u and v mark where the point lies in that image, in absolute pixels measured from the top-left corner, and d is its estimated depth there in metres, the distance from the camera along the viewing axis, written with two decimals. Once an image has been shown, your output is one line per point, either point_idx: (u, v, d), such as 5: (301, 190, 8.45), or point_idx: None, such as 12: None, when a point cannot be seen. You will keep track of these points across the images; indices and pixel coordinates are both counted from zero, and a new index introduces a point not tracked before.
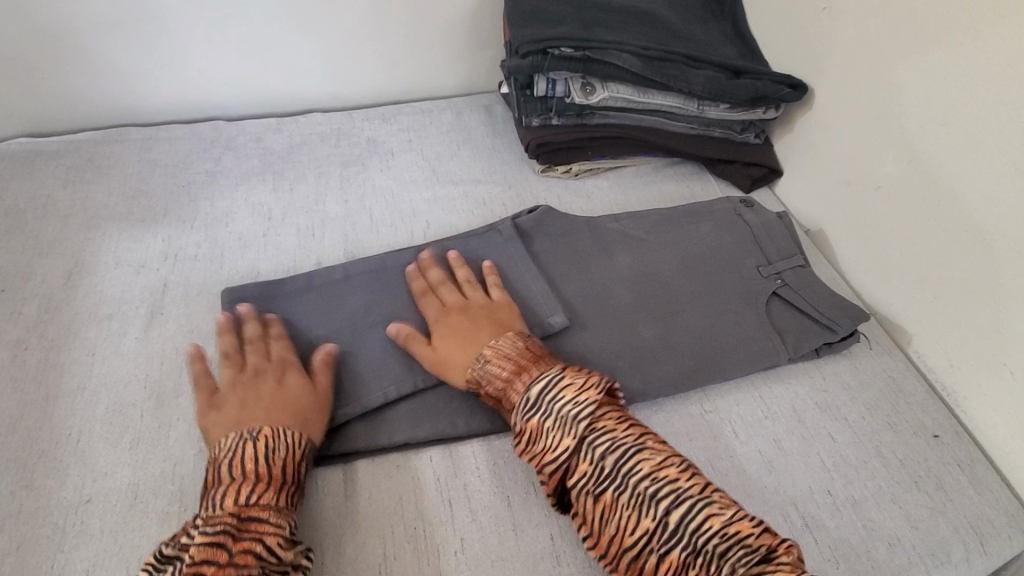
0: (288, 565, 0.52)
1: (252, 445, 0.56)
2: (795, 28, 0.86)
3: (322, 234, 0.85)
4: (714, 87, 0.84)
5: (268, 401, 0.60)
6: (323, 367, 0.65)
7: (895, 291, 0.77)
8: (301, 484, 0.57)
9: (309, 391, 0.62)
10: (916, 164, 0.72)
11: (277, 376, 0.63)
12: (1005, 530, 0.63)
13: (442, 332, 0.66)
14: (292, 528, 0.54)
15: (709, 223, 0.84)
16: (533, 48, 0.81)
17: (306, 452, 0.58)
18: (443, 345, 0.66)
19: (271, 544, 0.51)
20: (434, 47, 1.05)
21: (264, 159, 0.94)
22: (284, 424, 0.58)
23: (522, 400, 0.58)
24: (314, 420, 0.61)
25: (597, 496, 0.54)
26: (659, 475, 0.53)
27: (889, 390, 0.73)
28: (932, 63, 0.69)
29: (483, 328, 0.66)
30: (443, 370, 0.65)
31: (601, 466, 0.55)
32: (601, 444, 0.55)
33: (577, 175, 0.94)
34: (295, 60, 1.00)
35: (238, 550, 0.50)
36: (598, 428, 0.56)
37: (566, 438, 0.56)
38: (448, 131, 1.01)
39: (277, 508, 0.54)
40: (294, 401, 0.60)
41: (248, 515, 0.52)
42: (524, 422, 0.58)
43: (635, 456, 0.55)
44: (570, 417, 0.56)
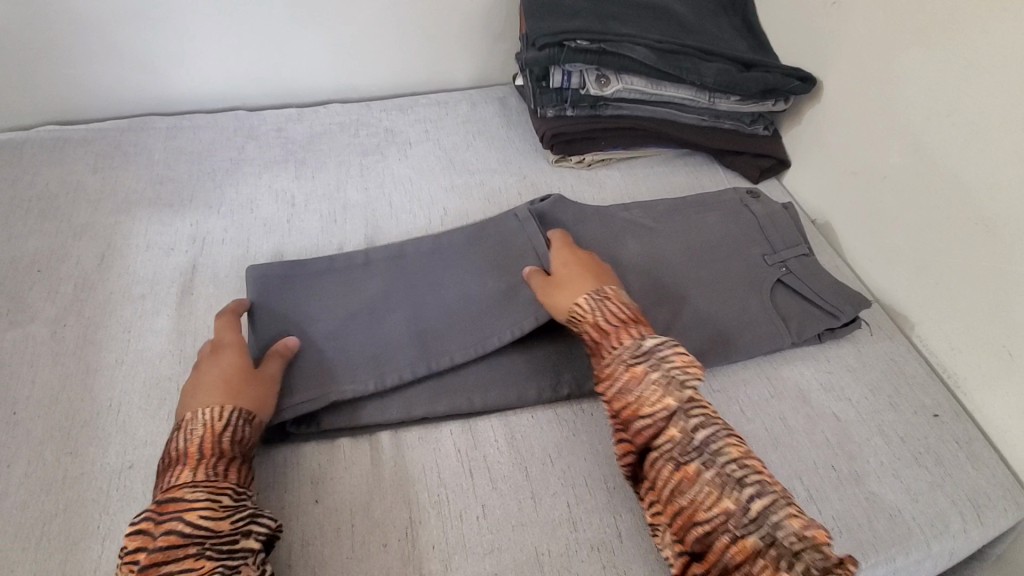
0: (225, 534, 0.52)
1: (178, 432, 0.57)
2: (803, 23, 0.89)
3: (344, 220, 0.88)
4: (725, 79, 0.87)
5: (201, 386, 0.60)
6: (276, 354, 0.66)
7: (898, 278, 0.80)
8: (229, 453, 0.56)
9: (244, 374, 0.61)
10: (921, 154, 0.75)
11: (215, 359, 0.62)
12: (1001, 503, 0.66)
13: (569, 267, 0.70)
14: (218, 499, 0.53)
15: (716, 213, 0.86)
16: (550, 40, 0.84)
17: (235, 421, 0.58)
18: (566, 273, 0.69)
19: (196, 519, 0.51)
20: (449, 40, 1.08)
21: (286, 148, 0.97)
22: (209, 407, 0.58)
23: (632, 347, 0.60)
24: (246, 397, 0.60)
25: (680, 465, 0.55)
26: (749, 463, 0.55)
27: (892, 371, 0.75)
28: (938, 56, 0.71)
29: (602, 275, 0.69)
30: (558, 290, 0.67)
31: (694, 439, 0.56)
32: (697, 417, 0.57)
33: (590, 165, 0.97)
34: (314, 52, 1.03)
35: (160, 534, 0.50)
36: (695, 401, 0.58)
37: (665, 400, 0.57)
38: (464, 122, 1.04)
39: (200, 481, 0.54)
40: (229, 384, 0.60)
41: (166, 496, 0.52)
42: (628, 368, 0.59)
43: (726, 439, 0.56)
44: (677, 379, 0.58)
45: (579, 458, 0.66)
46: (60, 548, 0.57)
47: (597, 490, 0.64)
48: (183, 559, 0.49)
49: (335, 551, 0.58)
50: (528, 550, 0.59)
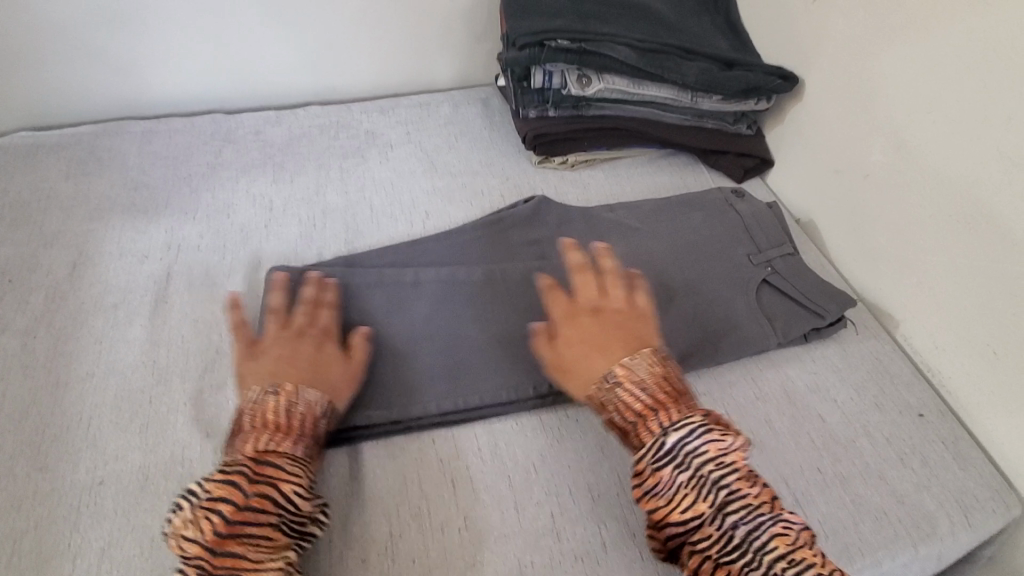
0: (305, 516, 0.54)
1: (277, 398, 0.57)
2: (784, 21, 0.88)
3: (324, 225, 0.86)
4: (707, 78, 0.86)
5: (303, 364, 0.61)
6: (362, 338, 0.66)
7: (882, 277, 0.80)
8: (319, 440, 0.59)
9: (339, 362, 0.63)
10: (903, 151, 0.75)
11: (320, 343, 0.64)
12: (988, 504, 0.66)
13: (571, 337, 0.62)
14: (309, 479, 0.56)
15: (701, 213, 0.86)
16: (530, 40, 0.83)
17: (327, 413, 0.59)
18: (572, 351, 0.61)
19: (288, 493, 0.53)
20: (430, 40, 1.06)
21: (264, 151, 0.95)
22: (311, 387, 0.59)
23: (654, 445, 0.55)
24: (341, 392, 0.62)
25: (721, 565, 0.52)
26: (796, 557, 0.51)
27: (878, 371, 0.75)
28: (918, 53, 0.71)
29: (617, 343, 0.60)
30: (569, 379, 0.61)
31: (732, 536, 0.52)
32: (738, 511, 0.53)
33: (574, 166, 0.96)
34: (291, 55, 1.01)
35: (254, 494, 0.52)
36: (732, 492, 0.53)
37: (697, 499, 0.53)
38: (446, 123, 1.03)
39: (294, 456, 0.55)
40: (326, 372, 0.62)
41: (265, 459, 0.54)
42: (652, 470, 0.55)
43: (770, 532, 0.52)
44: (708, 479, 0.53)
45: (564, 466, 0.65)
46: (28, 569, 0.56)
47: (581, 498, 0.63)
48: (265, 527, 0.51)
49: (313, 566, 0.57)
50: (512, 562, 0.58)
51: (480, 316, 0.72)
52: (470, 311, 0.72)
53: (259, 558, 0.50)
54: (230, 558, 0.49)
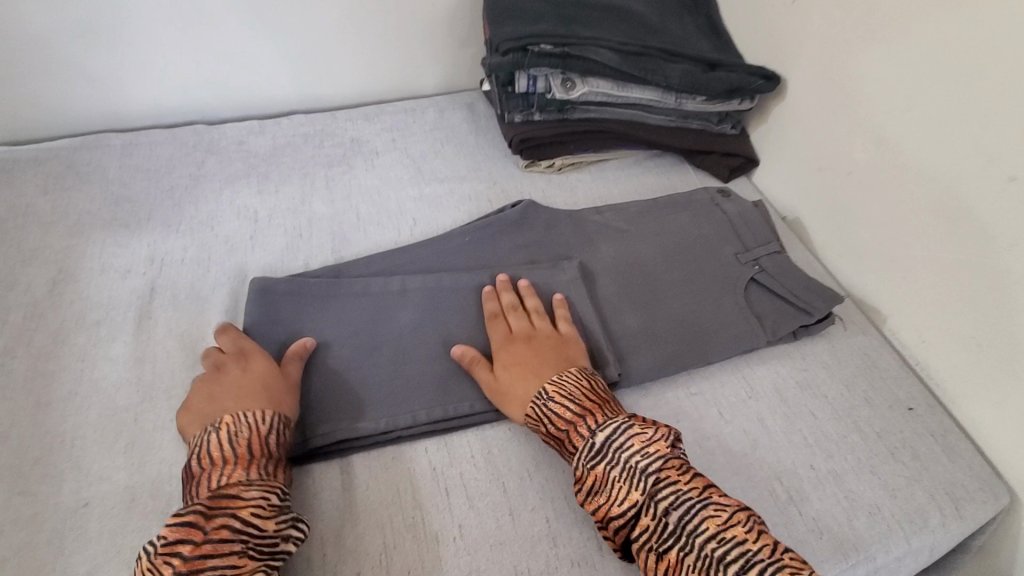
0: (272, 536, 0.53)
1: (218, 434, 0.57)
2: (765, 21, 0.89)
3: (310, 235, 0.85)
4: (690, 80, 0.86)
5: (236, 391, 0.61)
6: (294, 355, 0.66)
7: (868, 272, 0.81)
8: (276, 455, 0.58)
9: (272, 380, 0.63)
10: (883, 148, 0.76)
11: (247, 367, 0.64)
12: (978, 495, 0.66)
13: (505, 362, 0.66)
14: (272, 498, 0.55)
15: (687, 213, 0.86)
16: (513, 44, 0.83)
17: (277, 426, 0.60)
18: (506, 375, 0.65)
19: (247, 517, 0.52)
20: (414, 47, 1.06)
21: (247, 162, 0.94)
22: (250, 410, 0.59)
23: (585, 446, 0.58)
24: (287, 402, 0.62)
25: (660, 554, 0.53)
26: (727, 536, 0.52)
27: (866, 366, 0.76)
28: (896, 51, 0.72)
29: (547, 363, 0.66)
30: (503, 401, 0.65)
31: (666, 523, 0.54)
32: (668, 498, 0.54)
33: (560, 170, 0.96)
34: (274, 64, 1.00)
35: (211, 528, 0.50)
36: (661, 481, 0.55)
37: (630, 492, 0.55)
38: (431, 129, 1.02)
39: (252, 480, 0.55)
40: (263, 389, 0.62)
41: (219, 493, 0.53)
42: (586, 469, 0.58)
43: (700, 515, 0.53)
44: (636, 469, 0.56)
45: (558, 471, 0.64)
46: None
47: (576, 503, 0.62)
48: (228, 556, 0.50)
49: None
50: (507, 569, 0.58)
51: (471, 323, 0.72)
52: (460, 318, 0.72)
53: None
54: None
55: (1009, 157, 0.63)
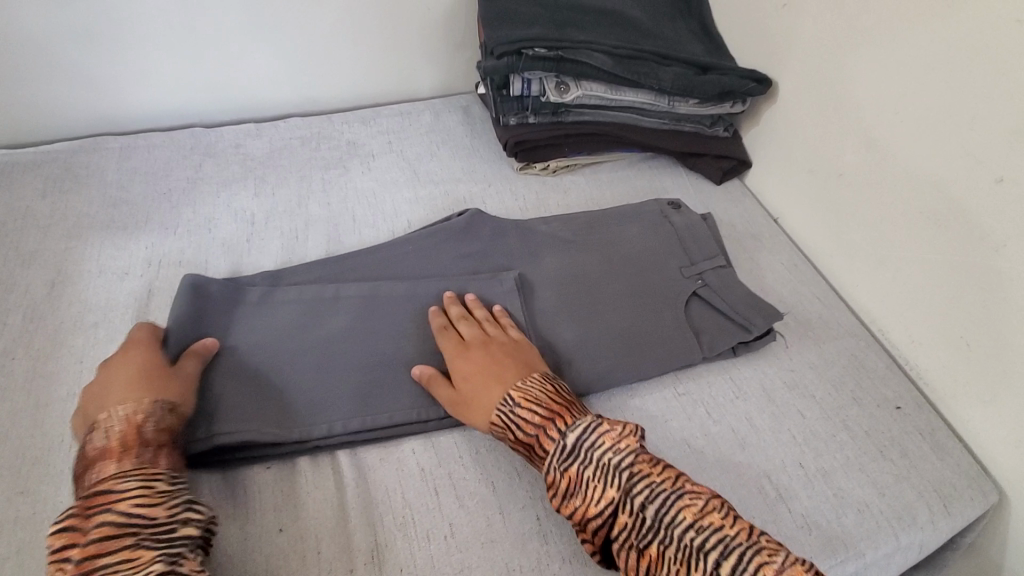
0: (163, 522, 0.52)
1: (92, 432, 0.56)
2: (757, 24, 0.90)
3: (306, 237, 0.86)
4: (683, 82, 0.87)
5: (111, 385, 0.59)
6: (193, 353, 0.64)
7: (858, 273, 0.82)
8: (157, 441, 0.56)
9: (158, 372, 0.61)
10: (873, 151, 0.76)
11: (126, 359, 0.62)
12: (966, 493, 0.67)
13: (463, 373, 0.65)
14: (155, 485, 0.53)
15: (637, 225, 0.87)
16: (507, 48, 0.84)
17: (154, 414, 0.57)
18: (467, 385, 0.65)
19: (127, 509, 0.51)
20: (410, 50, 1.07)
21: (244, 164, 0.95)
22: (124, 401, 0.57)
23: (557, 449, 0.58)
24: (166, 390, 0.60)
25: (640, 551, 0.54)
26: (703, 524, 0.53)
27: (856, 366, 0.77)
28: (884, 55, 0.73)
29: (508, 369, 0.65)
30: (467, 412, 0.64)
31: (644, 518, 0.55)
32: (643, 492, 0.55)
33: (555, 172, 0.97)
34: (272, 67, 1.01)
35: (91, 527, 0.49)
36: (635, 476, 0.56)
37: (606, 490, 0.56)
38: (426, 132, 1.03)
39: (127, 472, 0.53)
40: (141, 379, 0.60)
41: (93, 492, 0.52)
42: (560, 472, 0.57)
43: (676, 506, 0.54)
44: (610, 466, 0.56)
45: None
46: None
47: None
48: (120, 549, 0.49)
49: None
50: (500, 567, 0.58)
51: None
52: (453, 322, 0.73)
53: None
54: None
55: (997, 160, 0.64)
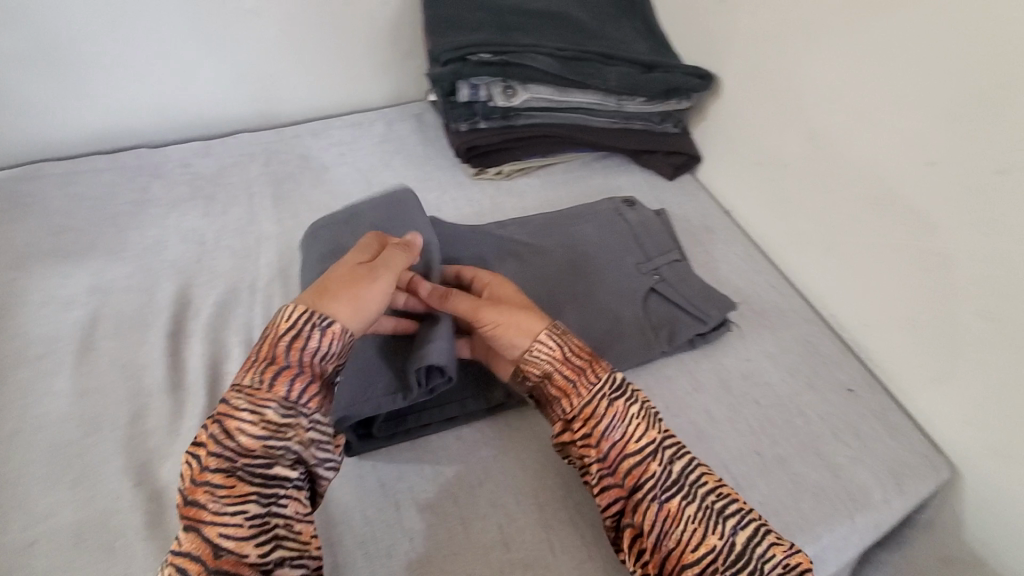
0: (261, 457, 0.51)
1: (271, 328, 0.56)
2: (697, 22, 0.92)
3: (258, 254, 0.85)
4: (628, 81, 0.88)
5: (317, 280, 0.60)
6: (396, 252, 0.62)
7: (807, 260, 0.84)
8: (285, 363, 0.54)
9: (370, 267, 0.59)
10: (813, 140, 0.78)
11: (342, 256, 0.62)
12: (918, 470, 0.69)
13: (505, 294, 0.66)
14: (260, 414, 0.52)
15: (592, 224, 0.87)
16: (452, 55, 0.85)
17: (314, 330, 0.55)
18: (511, 298, 0.66)
19: (234, 432, 0.51)
20: (359, 60, 1.06)
21: (193, 184, 0.93)
22: (304, 307, 0.57)
23: (609, 381, 0.61)
24: (345, 304, 0.57)
25: (664, 502, 0.56)
26: (724, 491, 0.57)
27: (810, 352, 0.78)
28: (818, 47, 0.75)
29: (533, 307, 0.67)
30: (518, 315, 0.63)
31: (672, 472, 0.57)
32: (675, 448, 0.59)
33: (509, 176, 0.98)
34: (218, 83, 1.00)
35: (206, 438, 0.51)
36: (669, 433, 0.60)
37: (649, 432, 0.59)
38: (380, 142, 1.03)
39: (245, 390, 0.53)
40: (328, 282, 0.58)
41: (220, 400, 0.53)
42: (609, 403, 0.60)
43: (700, 471, 0.58)
44: (653, 412, 0.61)
45: (509, 476, 0.65)
46: None
47: (528, 506, 0.63)
48: (219, 472, 0.50)
49: None
50: None
51: None
52: None
53: (217, 505, 0.49)
54: (192, 505, 0.49)
55: (926, 144, 0.65)
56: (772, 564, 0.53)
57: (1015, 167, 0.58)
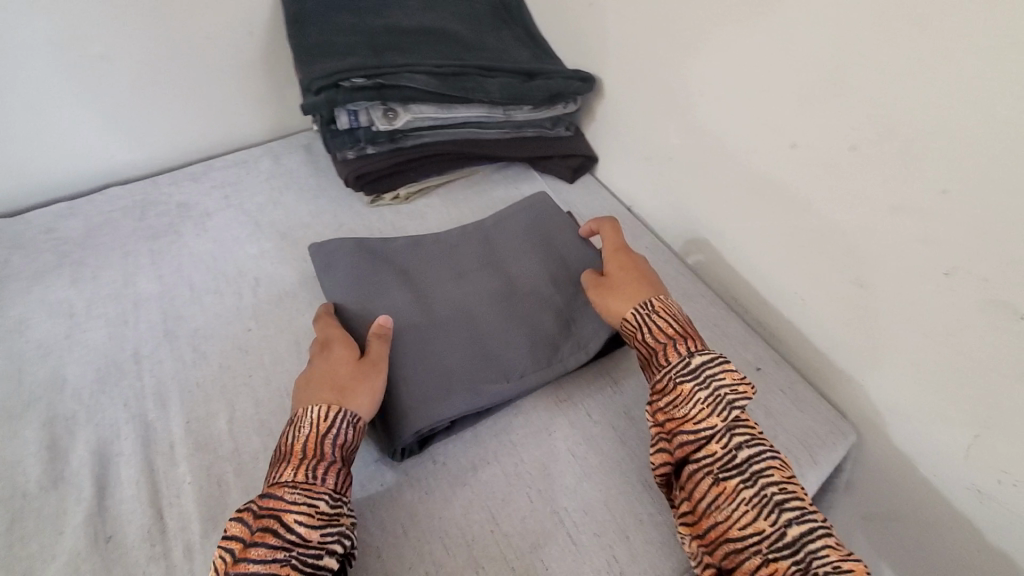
0: (315, 547, 0.51)
1: (293, 427, 0.58)
2: (572, 25, 0.92)
3: (137, 319, 0.78)
4: (511, 92, 0.87)
5: (312, 378, 0.61)
6: (377, 337, 0.66)
7: (706, 247, 0.85)
8: (330, 456, 0.56)
9: (369, 365, 0.63)
10: (691, 133, 0.80)
11: (327, 354, 0.64)
12: (828, 439, 0.71)
13: (619, 269, 0.72)
14: (318, 505, 0.53)
15: (499, 233, 0.84)
16: (324, 82, 0.80)
17: (342, 425, 0.58)
18: (618, 278, 0.71)
19: (291, 525, 0.51)
20: (234, 95, 1.00)
21: (58, 250, 0.85)
22: (321, 402, 0.59)
23: (681, 363, 0.61)
24: (358, 395, 0.60)
25: (718, 480, 0.55)
26: (789, 487, 0.55)
27: (718, 337, 0.80)
28: (681, 42, 0.76)
29: (653, 281, 0.71)
30: (607, 296, 0.69)
31: (735, 456, 0.56)
32: (744, 436, 0.57)
33: (407, 199, 0.95)
34: (76, 137, 0.91)
35: (257, 530, 0.50)
36: (741, 421, 0.58)
37: (712, 417, 0.58)
38: (267, 178, 0.97)
39: (299, 485, 0.53)
40: (332, 379, 0.61)
41: (269, 494, 0.53)
42: (675, 382, 0.60)
43: (769, 462, 0.56)
44: (726, 399, 0.58)
45: (434, 518, 0.61)
46: None
47: (457, 547, 0.60)
48: (270, 563, 0.49)
49: None
50: None
51: None
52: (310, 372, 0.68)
53: None
54: None
55: (788, 127, 0.67)
56: (825, 566, 0.49)
57: (862, 144, 0.60)
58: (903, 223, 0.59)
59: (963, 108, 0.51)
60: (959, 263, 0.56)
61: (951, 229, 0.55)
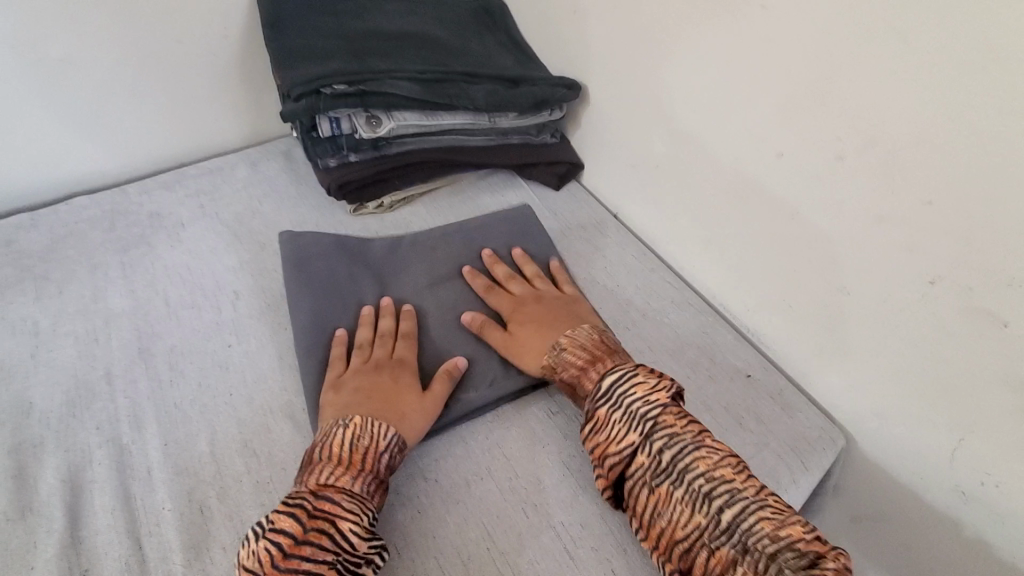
0: (359, 556, 0.52)
1: (345, 430, 0.58)
2: (555, 31, 0.92)
3: (108, 336, 0.74)
4: (495, 99, 0.86)
5: (377, 395, 0.63)
6: (444, 375, 0.67)
7: (692, 255, 0.86)
8: (382, 474, 0.58)
9: (430, 403, 0.65)
10: (676, 141, 0.80)
11: (398, 375, 0.65)
12: (818, 444, 0.72)
13: (519, 319, 0.72)
14: (368, 514, 0.54)
15: (487, 242, 0.83)
16: (304, 89, 0.78)
17: (395, 448, 0.59)
18: (519, 329, 0.71)
19: (345, 531, 0.52)
20: (207, 100, 0.97)
21: (18, 264, 0.80)
22: (382, 421, 0.60)
23: (594, 390, 0.62)
24: (412, 427, 0.62)
25: (653, 489, 0.56)
26: (716, 474, 0.54)
27: (707, 344, 0.80)
28: (665, 51, 0.76)
29: (559, 319, 0.71)
30: (518, 352, 0.70)
31: (660, 461, 0.56)
32: (663, 438, 0.57)
33: (392, 207, 0.93)
34: (37, 144, 0.87)
35: (312, 529, 0.51)
36: (660, 423, 0.57)
37: (630, 433, 0.58)
38: (244, 187, 0.94)
39: (353, 494, 0.54)
40: (400, 405, 0.62)
41: (324, 493, 0.54)
42: (592, 409, 0.61)
43: (692, 453, 0.55)
44: (638, 413, 0.58)
45: (428, 538, 0.60)
46: None
47: (452, 567, 0.58)
48: (320, 564, 0.50)
49: None
50: None
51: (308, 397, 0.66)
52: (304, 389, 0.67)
53: None
54: None
55: (774, 137, 0.67)
56: (763, 541, 0.50)
57: (848, 155, 0.61)
58: (889, 233, 0.60)
59: (942, 121, 0.52)
60: (943, 273, 0.57)
61: (933, 240, 0.57)
